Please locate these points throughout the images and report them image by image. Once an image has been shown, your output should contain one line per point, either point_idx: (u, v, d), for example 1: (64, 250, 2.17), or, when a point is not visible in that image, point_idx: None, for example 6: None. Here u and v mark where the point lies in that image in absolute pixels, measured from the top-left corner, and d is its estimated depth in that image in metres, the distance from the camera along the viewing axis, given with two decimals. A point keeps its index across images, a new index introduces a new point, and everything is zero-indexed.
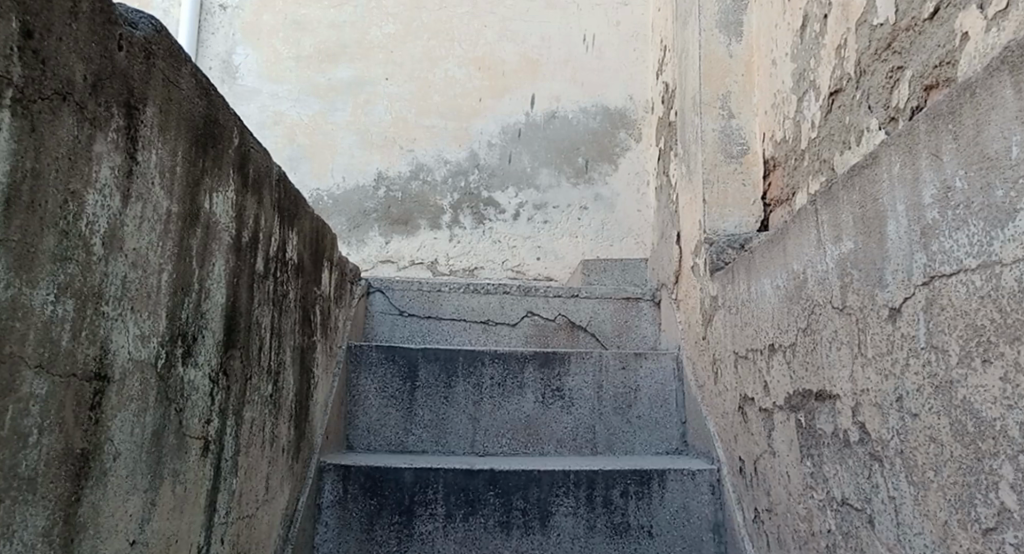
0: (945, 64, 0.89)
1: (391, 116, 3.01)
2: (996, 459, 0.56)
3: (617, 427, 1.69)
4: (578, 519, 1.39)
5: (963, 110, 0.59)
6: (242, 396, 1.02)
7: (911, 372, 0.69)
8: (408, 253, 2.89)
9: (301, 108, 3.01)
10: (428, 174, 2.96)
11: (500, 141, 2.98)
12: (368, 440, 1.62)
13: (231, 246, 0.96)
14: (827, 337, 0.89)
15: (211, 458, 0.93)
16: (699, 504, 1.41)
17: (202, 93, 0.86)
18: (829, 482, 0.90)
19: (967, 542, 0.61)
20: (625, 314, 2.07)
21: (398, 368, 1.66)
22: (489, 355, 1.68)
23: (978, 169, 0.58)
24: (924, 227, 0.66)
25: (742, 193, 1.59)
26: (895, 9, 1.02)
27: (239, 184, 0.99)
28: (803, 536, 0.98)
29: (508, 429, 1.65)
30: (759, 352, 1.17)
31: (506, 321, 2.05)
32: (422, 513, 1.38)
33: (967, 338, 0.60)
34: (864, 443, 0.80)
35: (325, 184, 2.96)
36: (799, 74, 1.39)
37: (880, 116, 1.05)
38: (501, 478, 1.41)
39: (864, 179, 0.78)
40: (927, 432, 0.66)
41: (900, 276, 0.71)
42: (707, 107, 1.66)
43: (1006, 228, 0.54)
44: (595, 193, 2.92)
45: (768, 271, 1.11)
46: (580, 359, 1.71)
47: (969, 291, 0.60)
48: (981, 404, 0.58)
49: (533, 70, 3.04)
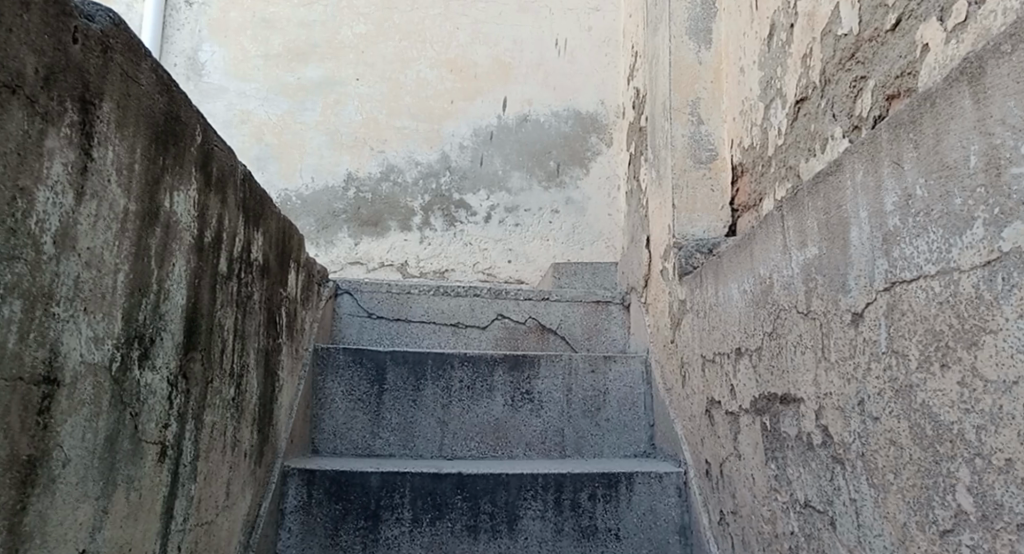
0: (907, 75, 0.92)
1: (361, 116, 2.98)
2: (953, 462, 0.57)
3: (586, 430, 1.69)
4: (546, 522, 1.38)
5: (923, 119, 0.61)
6: (202, 400, 0.99)
7: (872, 377, 0.70)
8: (378, 254, 2.86)
9: (269, 107, 2.96)
10: (399, 175, 2.94)
11: (471, 143, 2.97)
12: (334, 444, 1.59)
13: (192, 246, 0.93)
14: (792, 342, 0.90)
15: (168, 464, 0.90)
16: (665, 507, 1.42)
17: (163, 89, 0.83)
18: (792, 485, 0.91)
19: (925, 544, 0.62)
20: (595, 317, 2.07)
21: (366, 371, 1.64)
22: (458, 358, 1.67)
23: (937, 177, 0.59)
24: (886, 232, 0.67)
25: (711, 198, 1.61)
26: (858, 20, 1.04)
27: (201, 182, 0.96)
28: (767, 538, 1.00)
29: (476, 433, 1.64)
30: (726, 356, 1.18)
31: (476, 324, 2.04)
32: (388, 518, 1.36)
33: (926, 342, 0.61)
34: (827, 446, 0.81)
35: (293, 185, 2.91)
36: (766, 82, 1.41)
37: (844, 124, 1.07)
38: (469, 482, 1.39)
39: (829, 186, 0.79)
40: (887, 435, 0.67)
41: (863, 281, 0.72)
42: (677, 112, 1.68)
43: (964, 235, 0.56)
44: (566, 196, 2.93)
45: (735, 276, 1.13)
46: (550, 362, 1.70)
47: (928, 296, 0.61)
48: (940, 408, 0.59)
49: (505, 73, 3.04)
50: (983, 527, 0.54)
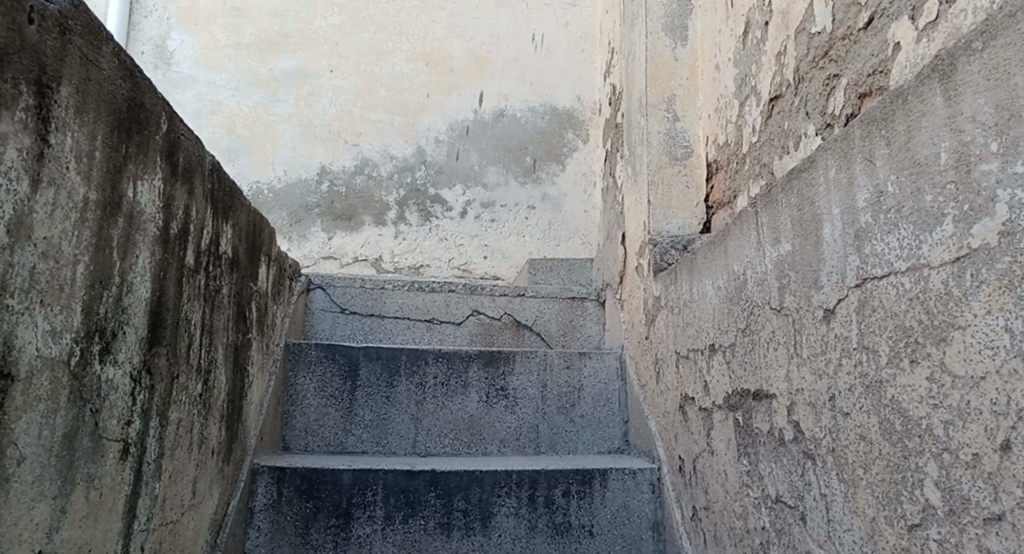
0: (878, 73, 0.93)
1: (335, 108, 2.93)
2: (922, 457, 0.58)
3: (560, 427, 1.68)
4: (519, 519, 1.38)
5: (895, 116, 0.61)
6: (167, 396, 0.96)
7: (843, 372, 0.71)
8: (352, 249, 2.82)
9: (240, 98, 2.90)
10: (374, 169, 2.90)
11: (447, 137, 2.95)
12: (305, 441, 1.57)
13: (157, 238, 0.90)
14: (765, 338, 0.90)
15: (131, 462, 0.87)
16: (639, 502, 1.43)
17: (126, 74, 0.80)
18: (764, 480, 0.92)
19: (893, 538, 0.62)
20: (571, 313, 2.07)
21: (339, 367, 1.62)
22: (432, 354, 1.65)
23: (908, 174, 0.60)
24: (858, 229, 0.68)
25: (686, 195, 1.62)
26: (832, 18, 1.05)
27: (167, 172, 0.93)
28: (739, 534, 1.01)
29: (450, 430, 1.63)
30: (700, 352, 1.19)
31: (451, 320, 2.02)
32: (360, 516, 1.34)
33: (896, 338, 0.62)
34: (798, 442, 0.81)
35: (265, 178, 2.86)
36: (740, 80, 1.42)
37: (817, 122, 1.08)
38: (443, 479, 1.38)
39: (802, 183, 0.79)
40: (857, 430, 0.68)
41: (835, 277, 0.72)
42: (653, 108, 1.68)
43: (934, 232, 0.56)
44: (542, 193, 2.92)
45: (709, 273, 1.13)
46: (525, 358, 1.70)
47: (899, 293, 0.61)
48: (909, 403, 0.60)
49: (482, 68, 3.03)
50: (950, 521, 0.54)
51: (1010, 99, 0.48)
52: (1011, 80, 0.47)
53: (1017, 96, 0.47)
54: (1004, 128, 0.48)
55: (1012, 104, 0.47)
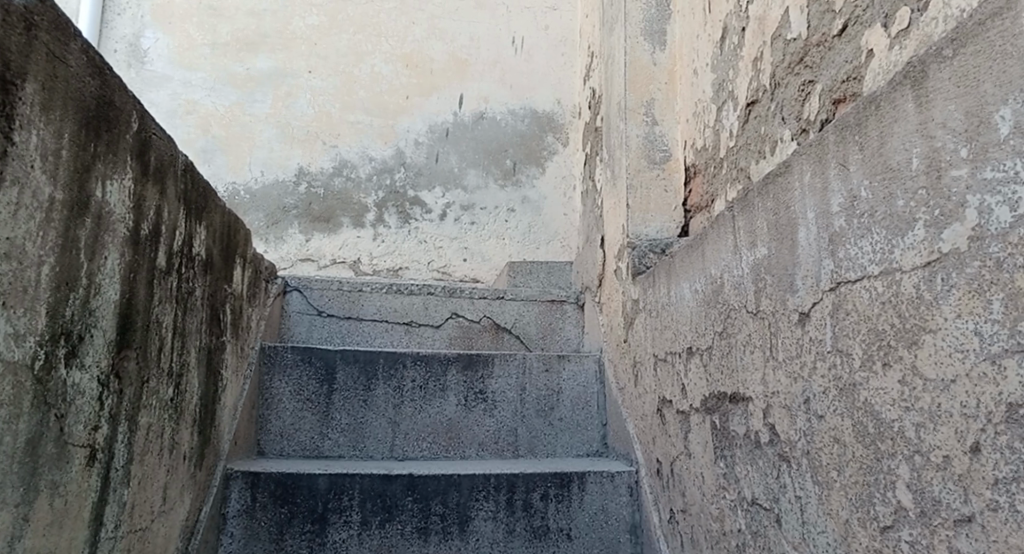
0: (852, 79, 0.94)
1: (313, 109, 2.90)
2: (894, 459, 0.59)
3: (539, 430, 1.68)
4: (497, 523, 1.37)
5: (868, 122, 0.62)
6: (136, 401, 0.94)
7: (818, 375, 0.71)
8: (330, 251, 2.79)
9: (216, 98, 2.85)
10: (352, 170, 2.87)
11: (427, 139, 2.94)
12: (281, 445, 1.54)
13: (127, 239, 0.88)
14: (741, 341, 0.91)
15: (98, 468, 0.84)
16: (617, 505, 1.43)
17: (94, 71, 0.78)
18: (740, 483, 0.92)
19: (866, 540, 0.63)
20: (550, 316, 2.07)
21: (315, 370, 1.59)
22: (410, 357, 1.64)
23: (881, 179, 0.60)
24: (832, 234, 0.68)
25: (664, 198, 1.62)
26: (807, 25, 1.06)
27: (138, 172, 0.91)
28: (715, 536, 1.01)
29: (429, 433, 1.61)
30: (678, 355, 1.19)
31: (429, 322, 2.01)
32: (336, 521, 1.32)
33: (870, 341, 0.62)
34: (774, 444, 0.82)
35: (241, 178, 2.82)
36: (718, 85, 1.43)
37: (793, 127, 1.09)
38: (421, 483, 1.37)
39: (778, 187, 0.80)
40: (831, 433, 0.69)
41: (810, 281, 0.73)
42: (632, 112, 1.69)
43: (905, 237, 0.57)
44: (522, 195, 2.92)
45: (686, 275, 1.14)
46: (504, 361, 1.69)
47: (872, 296, 0.62)
48: (881, 406, 0.60)
49: (462, 70, 3.02)
50: (922, 523, 0.55)
51: (979, 105, 0.48)
52: (980, 87, 0.48)
53: (986, 104, 0.48)
54: (974, 134, 0.49)
55: (981, 111, 0.48)
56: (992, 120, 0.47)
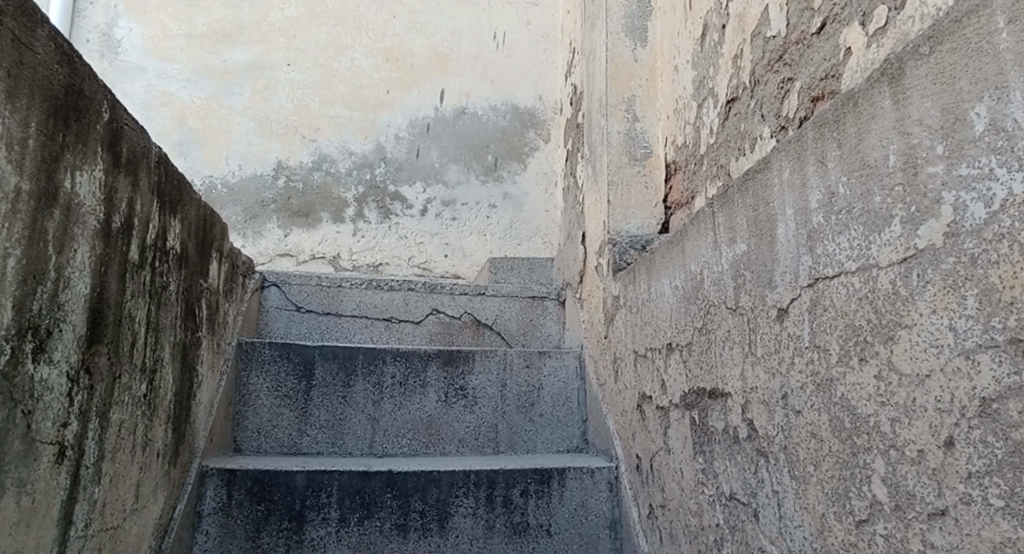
0: (831, 77, 0.95)
1: (292, 103, 2.86)
2: (870, 454, 0.59)
3: (519, 426, 1.68)
4: (477, 519, 1.37)
5: (846, 119, 0.62)
6: (108, 397, 0.92)
7: (795, 370, 0.72)
8: (309, 246, 2.76)
9: (192, 90, 2.80)
10: (332, 165, 2.84)
11: (408, 134, 2.91)
12: (258, 442, 1.52)
13: (98, 232, 0.86)
14: (720, 337, 0.91)
15: (68, 466, 0.82)
16: (597, 501, 1.43)
17: (62, 59, 0.76)
18: (718, 478, 0.93)
19: (842, 534, 0.63)
20: (531, 312, 2.07)
21: (293, 366, 1.57)
22: (390, 353, 1.63)
23: (858, 176, 0.61)
24: (811, 230, 0.68)
25: (645, 195, 1.63)
26: (786, 23, 1.07)
27: (109, 164, 0.89)
28: (694, 531, 1.02)
29: (408, 430, 1.60)
30: (657, 351, 1.20)
31: (410, 318, 2.00)
32: (313, 519, 1.31)
33: (846, 337, 0.63)
34: (752, 440, 0.82)
35: (218, 172, 2.77)
36: (699, 82, 1.44)
37: (772, 124, 1.10)
38: (400, 480, 1.36)
39: (757, 184, 0.80)
40: (808, 428, 0.69)
41: (788, 277, 0.73)
42: (613, 108, 1.69)
43: (882, 233, 0.57)
44: (503, 191, 2.91)
45: (666, 272, 1.14)
46: (485, 357, 1.68)
47: (849, 292, 0.62)
48: (858, 401, 0.61)
49: (443, 65, 3.00)
50: (896, 516, 0.56)
51: (955, 103, 0.49)
52: (956, 85, 0.49)
53: (962, 101, 0.48)
54: (950, 131, 0.50)
55: (957, 108, 0.49)
56: (967, 117, 0.48)
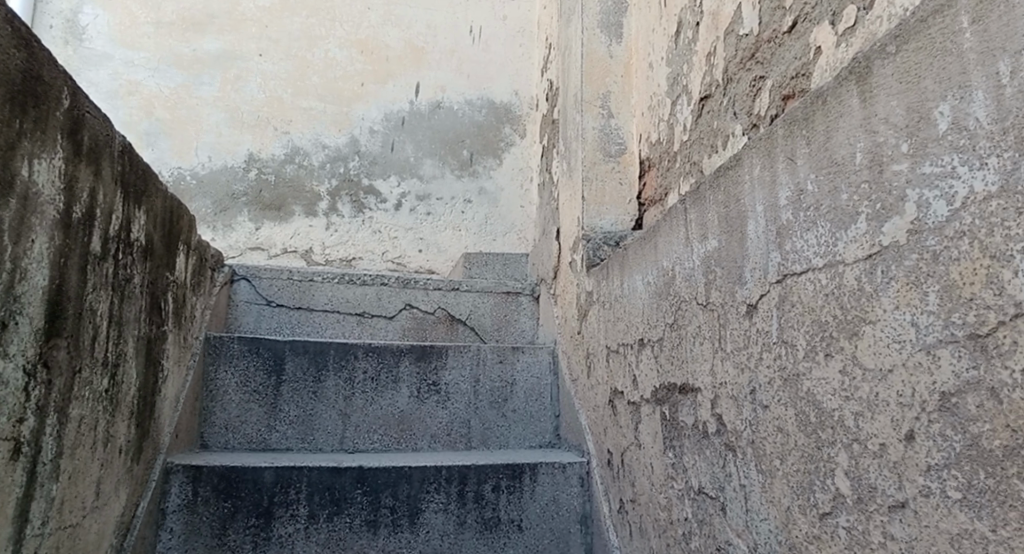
0: (801, 75, 0.96)
1: (264, 94, 2.81)
2: (834, 447, 0.60)
3: (492, 421, 1.67)
4: (448, 515, 1.36)
5: (815, 117, 0.63)
6: (66, 392, 0.88)
7: (763, 366, 0.72)
8: (281, 240, 2.72)
9: (160, 79, 2.73)
10: (305, 157, 2.80)
11: (382, 128, 2.88)
12: (226, 438, 1.50)
13: (58, 222, 0.83)
14: (691, 332, 0.92)
15: (24, 462, 0.79)
16: (568, 496, 1.43)
17: (19, 43, 0.73)
18: (688, 472, 0.94)
19: (806, 526, 0.64)
20: (505, 308, 2.07)
21: (263, 361, 1.55)
22: (362, 348, 1.61)
23: (826, 173, 0.61)
24: (779, 226, 0.69)
25: (619, 191, 1.63)
26: (758, 21, 1.08)
27: (69, 152, 0.86)
28: (663, 525, 1.02)
29: (380, 426, 1.59)
30: (630, 346, 1.20)
31: (382, 313, 1.98)
32: (282, 515, 1.29)
33: (813, 333, 0.63)
34: (720, 434, 0.83)
35: (187, 163, 2.71)
36: (673, 79, 1.44)
37: (744, 122, 1.11)
38: (370, 476, 1.34)
39: (728, 180, 0.81)
40: (775, 423, 0.70)
41: (757, 273, 0.74)
42: (588, 105, 1.70)
43: (848, 230, 0.58)
44: (479, 186, 2.90)
45: (639, 268, 1.15)
46: (458, 352, 1.67)
47: (816, 288, 0.63)
48: (823, 395, 0.61)
49: (419, 58, 2.97)
50: (858, 509, 0.57)
51: (920, 102, 0.50)
52: (921, 84, 0.50)
53: (927, 100, 0.49)
54: (915, 130, 0.50)
55: (922, 107, 0.50)
56: (932, 116, 0.49)
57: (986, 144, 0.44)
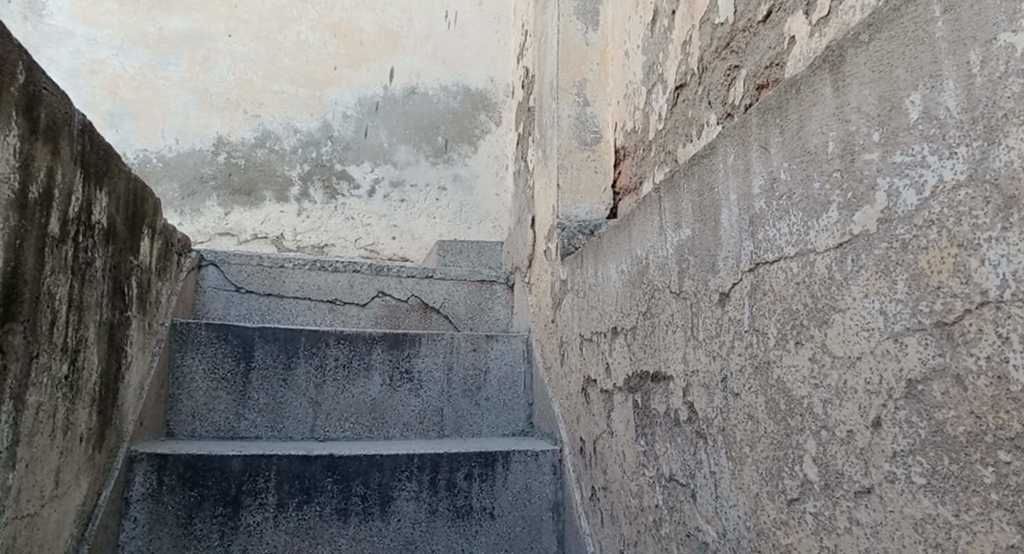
0: (775, 65, 0.96)
1: (233, 76, 2.74)
2: (802, 434, 0.61)
3: (465, 410, 1.67)
4: (420, 503, 1.35)
5: (789, 105, 0.63)
6: (23, 378, 0.85)
7: (734, 354, 0.73)
8: (251, 226, 2.66)
9: (125, 58, 2.64)
10: (276, 142, 2.74)
11: (356, 113, 2.83)
12: (193, 426, 1.47)
13: (13, 203, 0.79)
14: (664, 321, 0.92)
15: None
16: (540, 484, 1.44)
17: None
18: (659, 459, 0.94)
19: (774, 512, 0.65)
20: (479, 296, 2.06)
21: (231, 348, 1.52)
22: (334, 336, 1.58)
23: (799, 162, 0.62)
24: (752, 215, 0.69)
25: (594, 180, 1.63)
26: (734, 10, 1.08)
27: (25, 130, 0.82)
28: (634, 512, 1.03)
29: (351, 414, 1.57)
30: (603, 335, 1.20)
31: (355, 301, 1.95)
32: (250, 504, 1.27)
33: (784, 321, 0.64)
34: (692, 422, 0.84)
35: (154, 146, 2.64)
36: (648, 67, 1.44)
37: (718, 112, 1.11)
38: (341, 464, 1.33)
39: (703, 169, 0.81)
40: (745, 410, 0.70)
41: (730, 262, 0.74)
42: (564, 92, 1.69)
43: (820, 219, 0.58)
44: (454, 173, 2.87)
45: (613, 256, 1.15)
46: (431, 340, 1.66)
47: (787, 277, 0.63)
48: (793, 383, 0.62)
49: (393, 43, 2.93)
50: (825, 494, 0.57)
51: (892, 92, 0.50)
52: (893, 73, 0.50)
53: (898, 89, 0.49)
54: (886, 119, 0.51)
55: (894, 96, 0.50)
56: (903, 104, 0.49)
57: (956, 133, 0.44)
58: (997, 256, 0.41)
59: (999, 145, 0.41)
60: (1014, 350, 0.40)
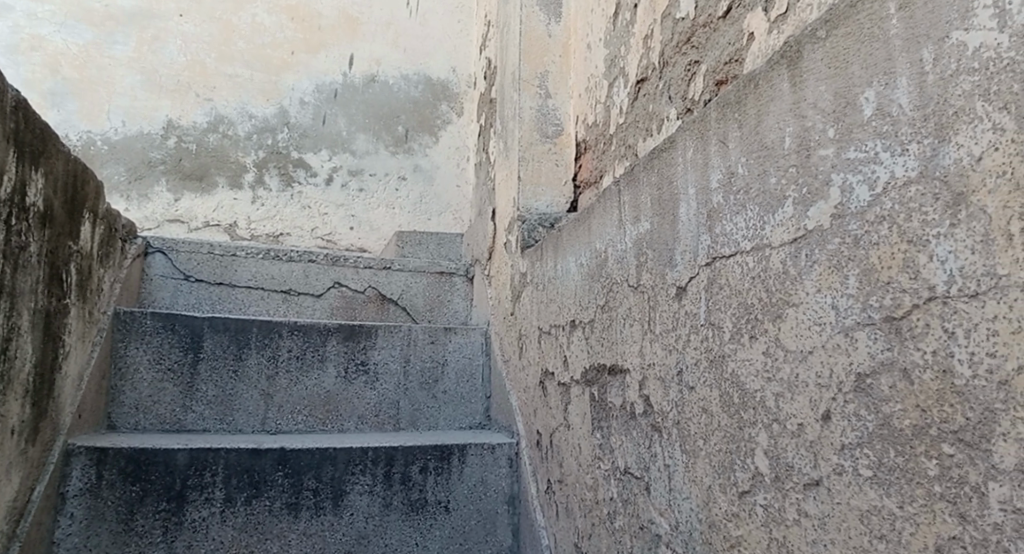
0: (734, 62, 0.97)
1: (184, 57, 2.64)
2: (754, 427, 0.61)
3: (422, 403, 1.65)
4: (374, 497, 1.33)
5: (747, 100, 0.64)
6: None
7: (690, 347, 0.73)
8: (202, 213, 2.57)
9: (68, 35, 2.51)
10: (229, 127, 2.65)
11: (314, 99, 2.76)
12: (136, 419, 1.41)
13: None
14: (621, 315, 0.93)
15: None
16: (496, 477, 1.43)
17: None
18: (614, 452, 0.95)
19: (725, 504, 0.66)
20: (438, 288, 2.03)
21: (179, 338, 1.46)
22: (287, 327, 1.54)
23: (756, 157, 0.62)
24: (710, 209, 0.70)
25: (555, 172, 1.62)
26: (695, 5, 1.08)
27: None
28: (589, 504, 1.03)
29: (304, 406, 1.53)
30: (561, 328, 1.20)
31: (310, 291, 1.90)
32: (195, 499, 1.23)
33: (739, 315, 0.64)
34: (647, 415, 0.84)
35: (98, 128, 2.52)
36: (610, 60, 1.44)
37: (678, 106, 1.12)
38: (292, 458, 1.29)
39: (662, 163, 0.81)
40: (700, 404, 0.71)
41: (687, 256, 0.74)
42: (526, 83, 1.68)
43: (776, 214, 0.59)
44: (414, 163, 2.83)
45: (573, 250, 1.15)
46: (389, 332, 1.63)
47: (743, 271, 0.64)
48: (746, 376, 0.63)
49: (353, 29, 2.86)
50: (775, 487, 0.58)
51: (848, 88, 0.51)
52: (849, 70, 0.51)
53: (853, 85, 0.50)
54: (841, 115, 0.51)
55: (849, 92, 0.51)
56: (858, 101, 0.50)
57: (908, 130, 0.45)
58: (945, 253, 0.42)
59: (949, 142, 0.42)
60: (959, 344, 0.41)
